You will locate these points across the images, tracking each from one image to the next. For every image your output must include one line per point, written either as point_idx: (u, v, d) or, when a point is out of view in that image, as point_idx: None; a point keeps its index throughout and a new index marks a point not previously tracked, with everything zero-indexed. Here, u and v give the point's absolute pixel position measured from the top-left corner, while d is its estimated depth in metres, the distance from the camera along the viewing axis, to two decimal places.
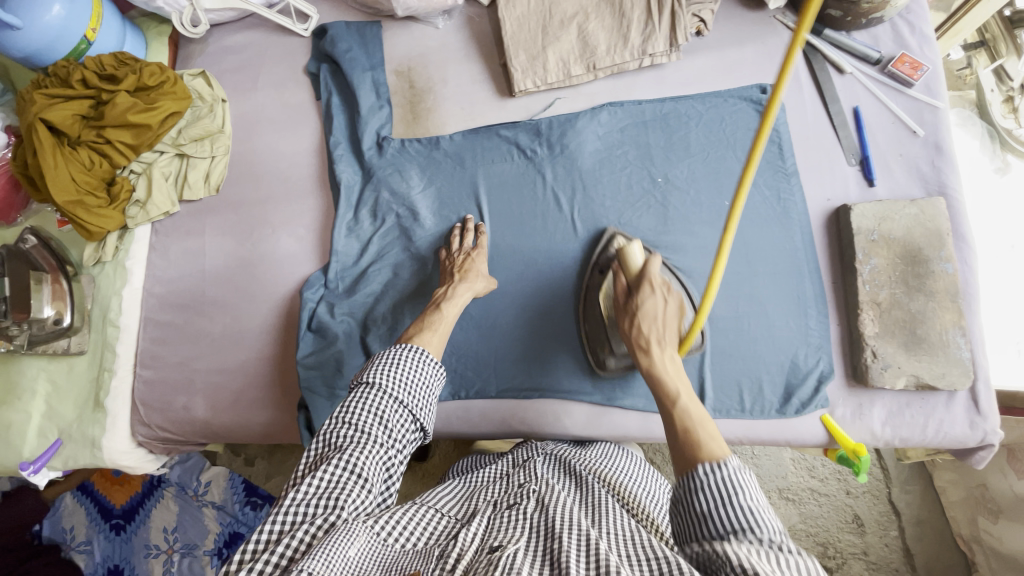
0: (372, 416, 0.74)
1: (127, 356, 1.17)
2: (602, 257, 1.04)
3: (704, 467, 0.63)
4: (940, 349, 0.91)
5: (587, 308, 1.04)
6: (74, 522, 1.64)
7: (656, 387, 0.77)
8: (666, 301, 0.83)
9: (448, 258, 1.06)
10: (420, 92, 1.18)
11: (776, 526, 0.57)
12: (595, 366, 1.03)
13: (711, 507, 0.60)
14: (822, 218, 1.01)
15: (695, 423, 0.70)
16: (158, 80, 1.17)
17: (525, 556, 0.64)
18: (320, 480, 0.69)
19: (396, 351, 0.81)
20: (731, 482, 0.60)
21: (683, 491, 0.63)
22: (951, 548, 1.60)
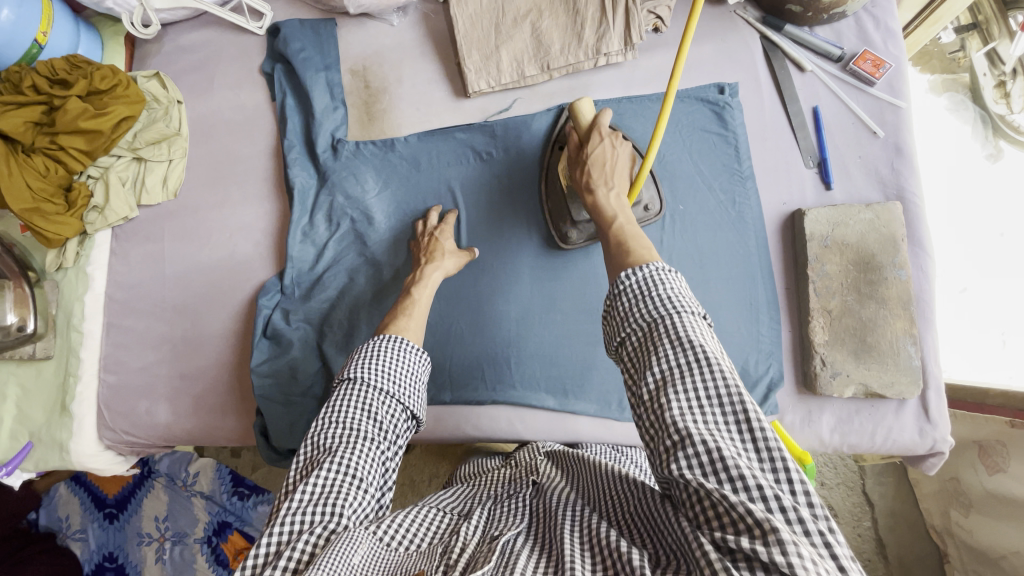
0: (359, 412, 0.74)
1: (91, 361, 1.18)
2: (561, 133, 1.04)
3: (628, 271, 0.64)
4: (890, 357, 0.90)
5: (550, 188, 1.04)
6: (69, 511, 1.67)
7: (599, 217, 0.81)
8: (614, 148, 0.87)
9: (417, 243, 1.06)
10: (375, 92, 1.16)
11: (693, 308, 0.59)
12: (559, 241, 1.03)
13: (635, 304, 0.61)
14: (777, 222, 0.99)
15: (628, 237, 0.75)
16: (110, 83, 1.15)
17: (524, 540, 0.65)
18: (315, 485, 0.67)
19: (376, 343, 0.82)
20: (654, 279, 0.62)
21: (611, 300, 0.65)
22: (923, 539, 1.61)
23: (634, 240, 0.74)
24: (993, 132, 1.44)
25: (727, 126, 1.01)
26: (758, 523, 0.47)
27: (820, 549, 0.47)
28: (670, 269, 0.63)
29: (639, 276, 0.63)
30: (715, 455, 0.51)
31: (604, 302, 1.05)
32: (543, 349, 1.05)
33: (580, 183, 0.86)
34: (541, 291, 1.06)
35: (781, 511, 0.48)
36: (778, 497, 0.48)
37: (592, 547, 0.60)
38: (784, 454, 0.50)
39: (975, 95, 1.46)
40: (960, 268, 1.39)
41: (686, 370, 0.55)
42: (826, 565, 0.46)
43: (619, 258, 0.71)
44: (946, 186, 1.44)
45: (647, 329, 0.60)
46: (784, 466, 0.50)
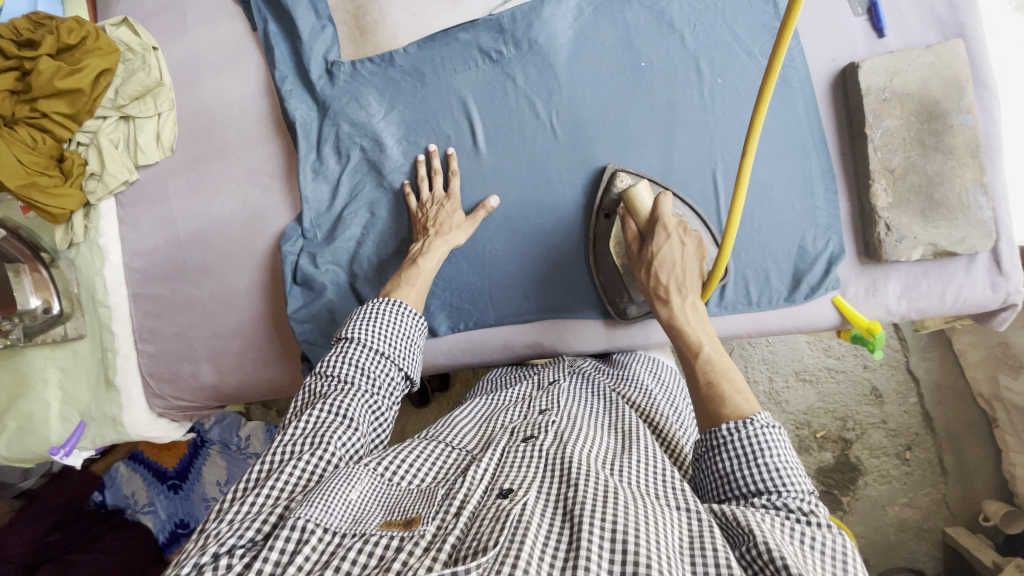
0: (350, 368, 0.76)
1: (125, 333, 1.16)
2: (606, 200, 0.97)
3: (731, 424, 0.67)
4: (960, 211, 0.84)
5: (599, 259, 0.99)
6: (133, 488, 1.72)
7: (681, 340, 0.80)
8: (683, 245, 0.83)
9: (417, 210, 1.00)
10: (363, 2, 1.04)
11: (802, 486, 0.63)
12: (617, 316, 1.00)
13: (736, 464, 0.65)
14: (827, 82, 0.90)
15: (719, 375, 0.75)
16: (79, 36, 1.05)
17: (538, 509, 0.58)
18: (308, 421, 0.70)
19: (373, 305, 0.82)
20: (761, 440, 0.65)
21: (707, 448, 0.68)
22: (969, 406, 1.64)
23: (725, 379, 0.75)
24: None
25: None
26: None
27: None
28: (775, 425, 0.67)
29: (745, 432, 0.66)
30: None
31: None
32: (585, 257, 1.00)
33: (649, 286, 0.83)
34: (576, 195, 0.99)
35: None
36: None
37: (613, 539, 0.54)
38: None
39: None
40: None
41: (790, 523, 0.59)
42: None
43: (712, 407, 0.72)
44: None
45: (748, 493, 0.64)
46: None
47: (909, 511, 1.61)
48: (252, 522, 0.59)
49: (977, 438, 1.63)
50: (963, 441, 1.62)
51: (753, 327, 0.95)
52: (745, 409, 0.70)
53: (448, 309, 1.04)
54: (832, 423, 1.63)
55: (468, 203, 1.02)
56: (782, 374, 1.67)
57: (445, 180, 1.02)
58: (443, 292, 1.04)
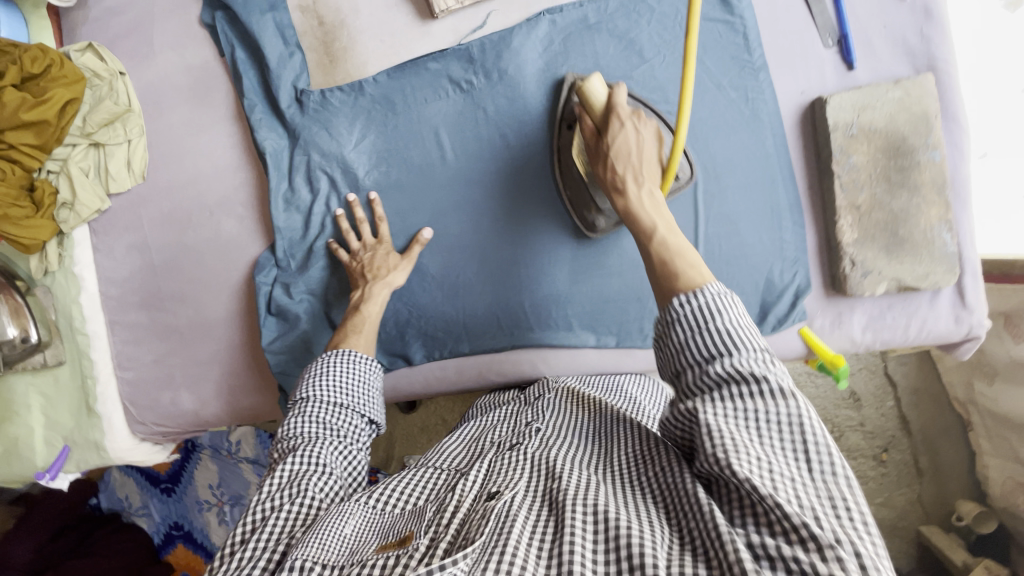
0: (315, 425, 0.77)
1: (104, 360, 1.17)
2: (568, 109, 0.94)
3: (680, 297, 0.60)
4: (924, 248, 0.85)
5: (566, 174, 0.95)
6: (127, 491, 1.75)
7: (634, 224, 0.73)
8: (638, 131, 0.78)
9: (352, 258, 1.00)
10: (331, 29, 1.03)
11: (755, 344, 0.56)
12: (585, 230, 0.96)
13: (689, 334, 0.59)
14: (796, 115, 0.90)
15: (674, 253, 0.67)
16: (43, 65, 1.03)
17: (525, 501, 0.60)
18: (283, 473, 0.71)
19: (322, 363, 0.84)
20: (712, 306, 0.58)
21: (662, 327, 0.62)
22: (945, 410, 1.67)
23: (681, 257, 0.66)
24: None
25: (733, 10, 0.89)
26: (800, 530, 0.46)
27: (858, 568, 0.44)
28: (729, 293, 0.59)
29: (693, 304, 0.59)
30: (773, 479, 0.49)
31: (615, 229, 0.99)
32: (557, 288, 1.00)
33: (605, 180, 0.78)
34: (549, 226, 0.99)
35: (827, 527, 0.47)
36: (835, 527, 0.47)
37: (595, 519, 0.55)
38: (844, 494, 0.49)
39: None
40: None
41: (750, 398, 0.53)
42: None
43: (665, 283, 0.65)
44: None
45: (704, 362, 0.57)
46: (846, 511, 0.48)
47: (884, 511, 1.65)
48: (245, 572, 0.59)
49: (952, 441, 1.66)
50: (938, 443, 1.66)
51: None
52: (697, 281, 0.62)
53: (422, 338, 1.05)
54: None
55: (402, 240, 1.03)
56: None
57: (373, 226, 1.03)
58: (417, 322, 1.04)
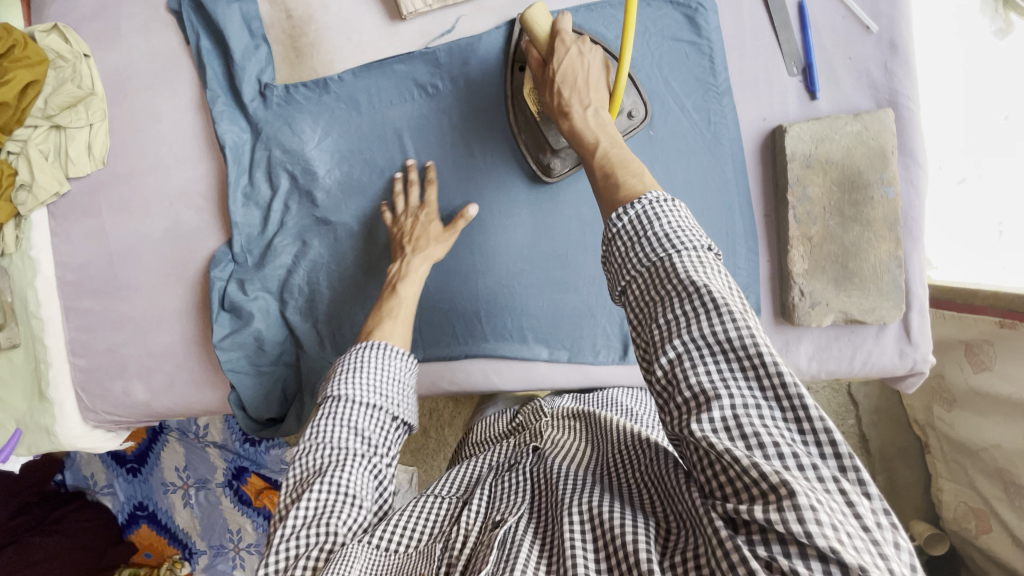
0: (345, 431, 0.69)
1: (58, 346, 1.15)
2: (519, 50, 0.92)
3: (619, 210, 0.59)
4: (872, 282, 0.86)
5: (518, 115, 0.94)
6: (92, 470, 1.74)
7: (580, 144, 0.73)
8: (582, 55, 0.78)
9: (395, 224, 0.97)
10: (299, 23, 1.01)
11: (692, 240, 0.55)
12: (541, 174, 0.95)
13: (630, 248, 0.57)
14: (756, 142, 0.90)
15: (615, 164, 0.67)
16: (4, 44, 1.00)
17: (525, 521, 0.61)
18: (307, 507, 0.63)
19: (356, 355, 0.75)
20: (649, 214, 0.57)
21: (606, 245, 0.60)
22: (904, 432, 1.69)
23: (623, 166, 0.66)
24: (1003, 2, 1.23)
25: (700, 32, 0.88)
26: (772, 486, 0.44)
27: (843, 506, 0.43)
28: (666, 198, 0.59)
29: (631, 215, 0.58)
30: (734, 402, 0.48)
31: (572, 245, 0.98)
32: (513, 299, 1.00)
33: (552, 105, 0.78)
34: (508, 238, 0.99)
35: (799, 469, 0.45)
36: (813, 465, 0.45)
37: (590, 519, 0.57)
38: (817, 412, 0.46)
39: None
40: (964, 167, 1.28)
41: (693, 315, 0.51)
42: (851, 527, 0.42)
43: (608, 194, 0.64)
44: (949, 71, 1.25)
45: (648, 273, 0.56)
46: (814, 429, 0.46)
47: None
48: None
49: (909, 462, 1.69)
50: (895, 463, 1.69)
51: None
52: (636, 188, 0.62)
53: None
54: None
55: (452, 210, 0.98)
56: None
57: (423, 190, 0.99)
58: None
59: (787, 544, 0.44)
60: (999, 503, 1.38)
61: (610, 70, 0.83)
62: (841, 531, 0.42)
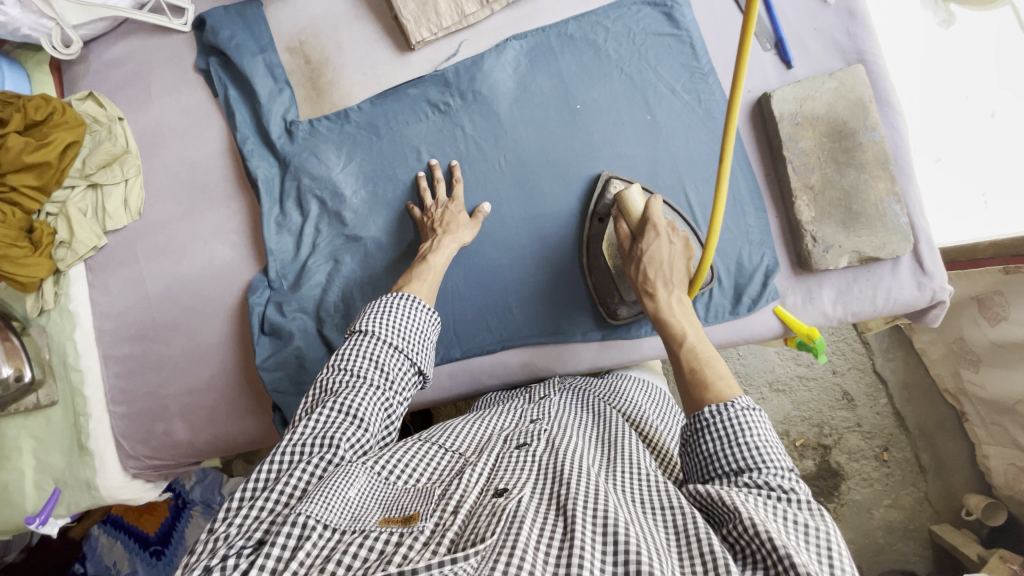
0: (367, 361, 0.76)
1: (97, 396, 1.17)
2: (600, 205, 1.01)
3: (711, 407, 0.67)
4: (878, 220, 0.91)
5: (593, 263, 1.02)
6: (115, 557, 1.67)
7: (666, 331, 0.82)
8: (671, 244, 0.87)
9: (425, 215, 1.03)
10: (318, 66, 1.12)
11: (781, 465, 0.62)
12: (607, 317, 1.02)
13: (719, 445, 0.64)
14: (745, 111, 0.98)
15: (702, 362, 0.76)
16: (46, 112, 1.10)
17: (532, 503, 0.58)
18: (316, 422, 0.70)
19: (386, 300, 0.83)
20: (741, 422, 0.64)
21: (692, 432, 0.68)
22: (938, 403, 1.68)
23: (709, 365, 0.75)
24: None
25: (679, 25, 1.01)
26: None
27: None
28: (757, 409, 0.67)
29: (725, 415, 0.66)
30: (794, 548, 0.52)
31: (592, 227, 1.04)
32: (542, 288, 1.04)
33: (637, 282, 0.88)
34: (529, 230, 1.05)
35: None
36: None
37: (603, 528, 0.54)
38: None
39: None
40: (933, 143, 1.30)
41: (772, 501, 0.58)
42: None
43: (694, 389, 0.73)
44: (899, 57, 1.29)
45: (731, 472, 0.63)
46: None
47: (893, 512, 1.63)
48: (258, 527, 0.59)
49: (949, 433, 1.66)
50: (936, 437, 1.66)
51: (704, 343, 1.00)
52: (725, 394, 0.70)
53: None
54: (809, 430, 1.67)
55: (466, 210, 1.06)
56: (756, 386, 1.71)
57: (448, 188, 1.06)
58: None
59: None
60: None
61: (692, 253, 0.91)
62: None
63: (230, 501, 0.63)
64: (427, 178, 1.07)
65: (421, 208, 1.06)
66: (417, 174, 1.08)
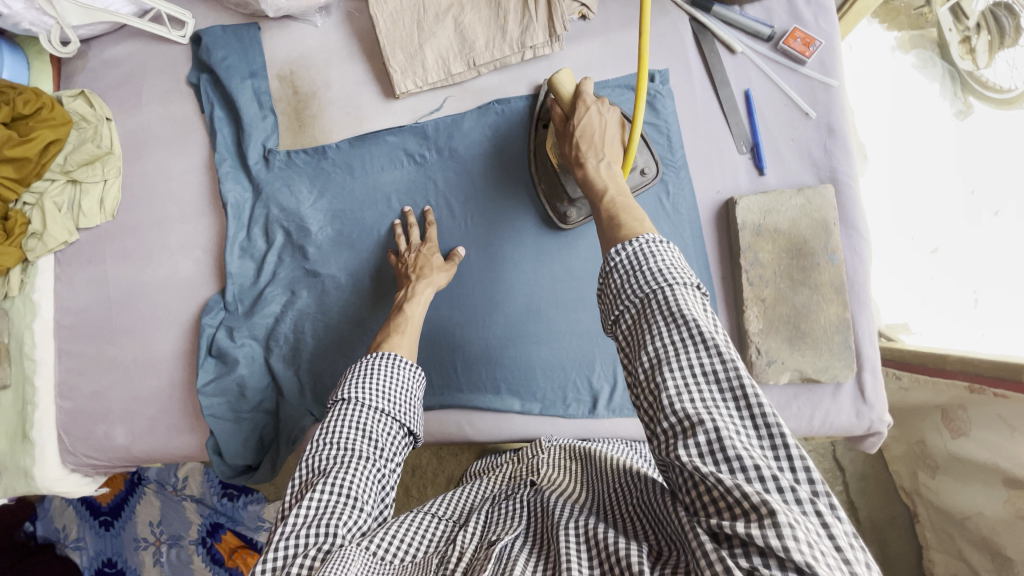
0: (353, 432, 0.72)
1: (46, 388, 1.18)
2: (545, 110, 1.02)
3: (618, 246, 0.63)
4: (823, 343, 0.90)
5: (539, 168, 1.01)
6: (65, 521, 1.63)
7: (590, 190, 0.79)
8: (601, 115, 0.85)
9: (400, 260, 1.03)
10: (304, 98, 1.13)
11: (684, 283, 0.58)
12: (558, 222, 1.01)
13: (627, 279, 0.61)
14: (711, 212, 0.98)
15: (620, 210, 0.73)
16: (35, 107, 1.10)
17: (522, 546, 0.64)
18: (309, 508, 0.65)
19: (369, 362, 0.79)
20: (644, 252, 0.61)
21: (603, 278, 0.64)
22: (893, 499, 1.59)
23: (626, 212, 0.72)
24: (961, 88, 1.53)
25: (658, 114, 0.99)
26: (754, 506, 0.47)
27: (818, 527, 0.47)
28: (663, 241, 0.62)
29: (629, 250, 0.62)
30: (713, 422, 0.51)
31: (545, 301, 1.04)
32: (490, 353, 1.05)
33: (570, 157, 0.85)
34: (484, 293, 1.05)
35: (779, 491, 0.48)
36: (774, 478, 0.48)
37: (590, 548, 0.59)
38: (786, 438, 0.50)
39: (941, 51, 1.54)
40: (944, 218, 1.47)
41: (682, 343, 0.55)
42: (825, 547, 0.46)
43: (611, 233, 0.70)
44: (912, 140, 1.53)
45: (640, 302, 0.59)
46: (783, 445, 0.50)
47: None
48: None
49: (900, 533, 1.57)
50: (884, 533, 1.58)
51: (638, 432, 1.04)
52: (636, 231, 0.67)
53: None
54: None
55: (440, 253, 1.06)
56: None
57: (422, 231, 1.07)
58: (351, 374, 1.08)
59: (767, 558, 0.46)
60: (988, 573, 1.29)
61: (627, 131, 0.89)
62: (812, 545, 0.45)
63: None
64: (402, 224, 1.08)
65: (397, 254, 1.06)
66: (393, 221, 1.08)
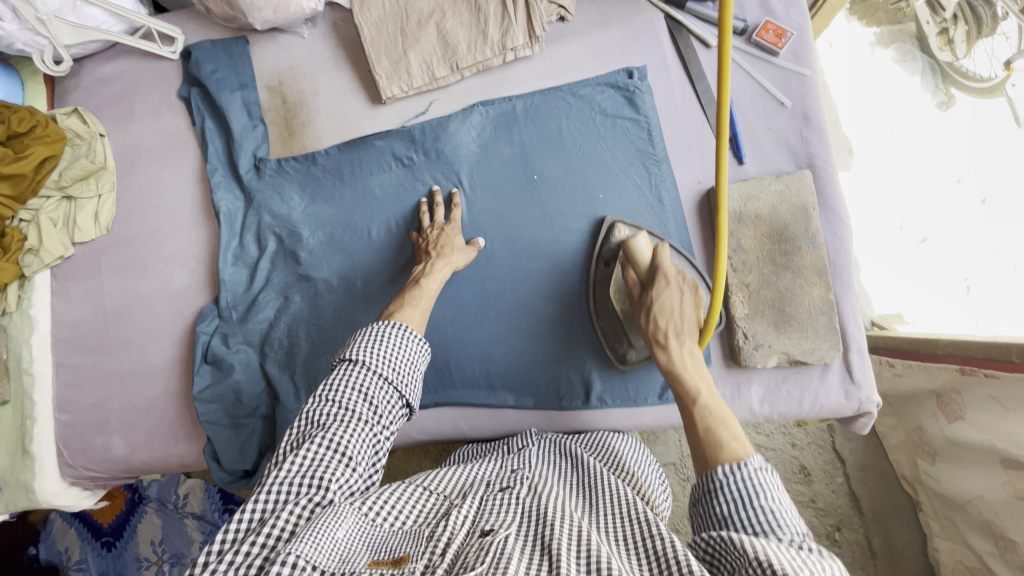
0: (355, 393, 0.72)
1: (45, 401, 1.18)
2: (606, 248, 1.01)
3: (724, 467, 0.65)
4: (808, 325, 0.92)
5: (599, 305, 1.02)
6: (68, 542, 1.62)
7: (677, 385, 0.78)
8: (682, 293, 0.83)
9: (421, 237, 1.04)
10: (293, 107, 1.16)
11: (796, 529, 0.60)
12: (616, 361, 1.02)
13: (733, 509, 0.62)
14: (693, 201, 1.04)
15: (716, 422, 0.72)
16: (29, 125, 1.12)
17: (518, 543, 0.61)
18: (303, 458, 0.66)
19: (378, 327, 0.79)
20: (752, 482, 0.63)
21: (704, 495, 0.65)
22: (895, 489, 1.52)
23: (722, 425, 0.71)
24: (942, 81, 1.55)
25: (639, 110, 1.05)
26: None
27: None
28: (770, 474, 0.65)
29: (736, 476, 0.64)
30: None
31: (535, 295, 1.05)
32: (481, 349, 1.06)
33: (647, 331, 0.83)
34: (475, 288, 1.06)
35: None
36: None
37: (587, 560, 0.58)
38: None
39: (921, 44, 1.59)
40: (924, 206, 1.50)
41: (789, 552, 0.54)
42: None
43: (706, 450, 0.69)
44: (893, 134, 1.55)
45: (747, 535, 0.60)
46: None
47: None
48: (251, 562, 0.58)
49: (904, 523, 1.49)
50: (889, 522, 1.50)
51: (631, 422, 1.06)
52: (740, 453, 0.67)
53: None
54: None
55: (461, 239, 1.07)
56: None
57: (447, 211, 1.07)
58: None
59: None
60: (994, 559, 1.22)
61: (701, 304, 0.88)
62: None
63: (214, 544, 0.60)
64: (429, 202, 1.08)
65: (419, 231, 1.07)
66: (420, 199, 1.09)
